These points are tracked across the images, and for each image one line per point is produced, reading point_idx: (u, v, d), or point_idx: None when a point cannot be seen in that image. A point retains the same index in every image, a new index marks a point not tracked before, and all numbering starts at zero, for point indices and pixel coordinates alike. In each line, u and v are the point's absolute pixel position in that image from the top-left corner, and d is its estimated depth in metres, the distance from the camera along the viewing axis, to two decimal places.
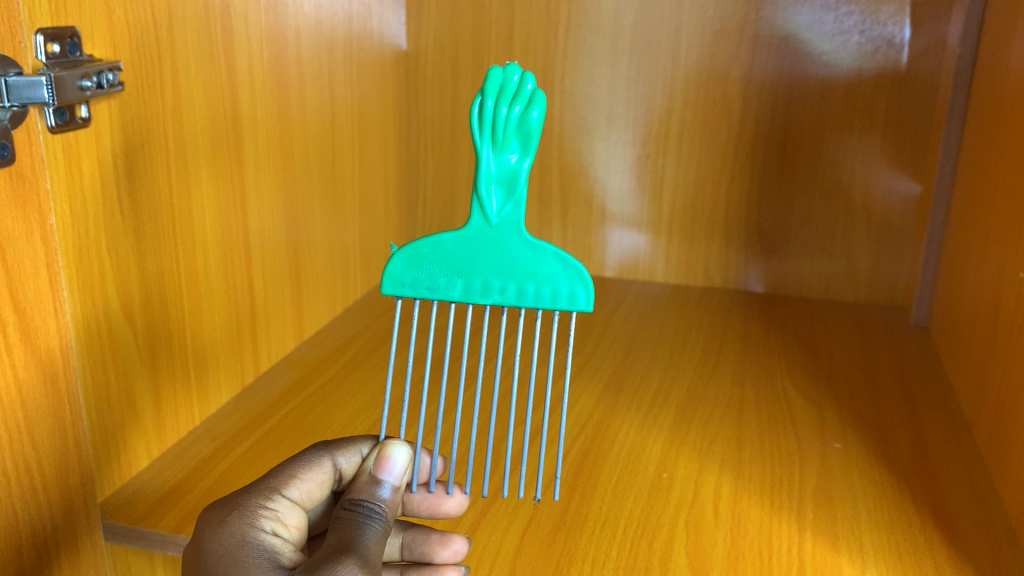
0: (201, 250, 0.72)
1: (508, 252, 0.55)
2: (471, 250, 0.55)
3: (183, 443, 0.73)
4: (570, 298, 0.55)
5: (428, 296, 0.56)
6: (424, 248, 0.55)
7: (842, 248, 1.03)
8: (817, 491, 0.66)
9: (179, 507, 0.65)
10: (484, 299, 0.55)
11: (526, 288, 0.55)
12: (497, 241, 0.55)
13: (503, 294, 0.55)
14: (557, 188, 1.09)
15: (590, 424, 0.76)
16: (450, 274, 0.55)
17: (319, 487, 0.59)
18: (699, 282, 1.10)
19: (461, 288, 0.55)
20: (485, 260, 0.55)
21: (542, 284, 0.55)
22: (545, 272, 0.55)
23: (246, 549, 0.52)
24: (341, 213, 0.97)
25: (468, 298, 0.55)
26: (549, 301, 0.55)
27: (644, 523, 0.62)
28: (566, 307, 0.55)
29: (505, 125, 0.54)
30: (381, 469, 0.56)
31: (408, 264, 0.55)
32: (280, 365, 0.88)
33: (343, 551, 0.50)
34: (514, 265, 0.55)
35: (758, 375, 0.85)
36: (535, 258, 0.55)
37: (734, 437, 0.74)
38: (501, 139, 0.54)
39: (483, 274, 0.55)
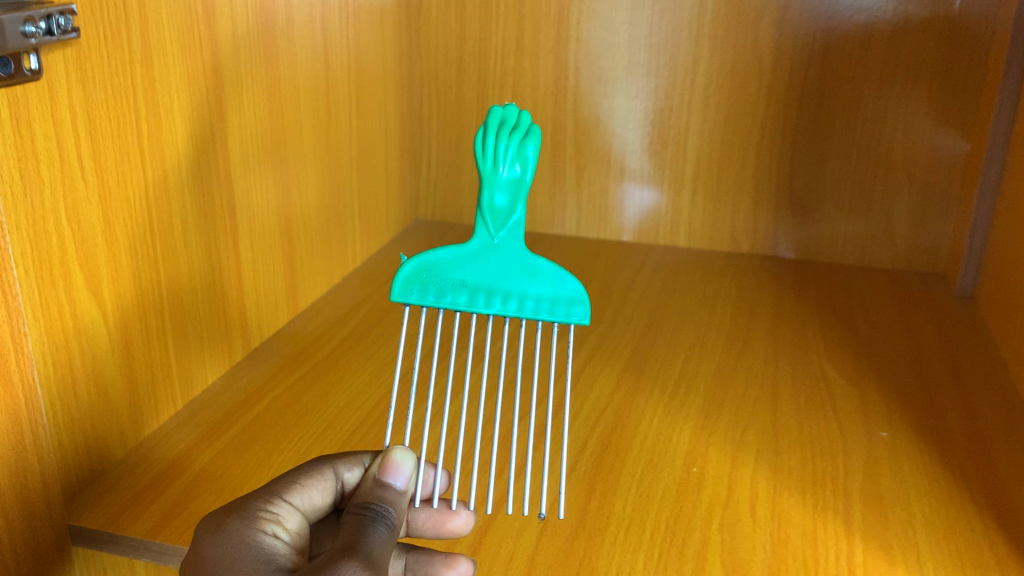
0: (178, 218, 0.65)
1: (511, 264, 0.52)
2: (476, 260, 0.52)
3: (163, 430, 0.67)
4: (568, 311, 0.52)
5: (434, 305, 0.52)
6: (431, 257, 0.52)
7: (880, 210, 0.95)
8: (865, 492, 0.59)
9: (160, 502, 0.59)
10: (485, 309, 0.52)
11: (527, 298, 0.52)
12: (502, 254, 0.52)
13: (505, 304, 0.52)
14: (571, 145, 1.01)
15: (612, 407, 0.69)
16: (455, 282, 0.52)
17: (322, 496, 0.53)
18: (724, 247, 1.01)
19: (466, 297, 0.52)
20: (488, 271, 0.52)
21: (542, 294, 0.52)
22: (547, 284, 0.52)
23: (247, 556, 0.46)
24: (337, 174, 0.89)
25: (471, 308, 0.52)
26: (548, 312, 0.52)
27: (673, 528, 0.56)
28: (563, 319, 0.52)
29: (509, 148, 0.51)
30: (388, 470, 0.50)
31: (415, 273, 0.52)
32: (273, 340, 0.82)
33: (354, 554, 0.44)
34: (517, 276, 0.52)
35: (793, 353, 0.78)
36: (534, 270, 0.52)
37: (770, 425, 0.67)
38: (508, 161, 0.51)
39: (487, 285, 0.52)
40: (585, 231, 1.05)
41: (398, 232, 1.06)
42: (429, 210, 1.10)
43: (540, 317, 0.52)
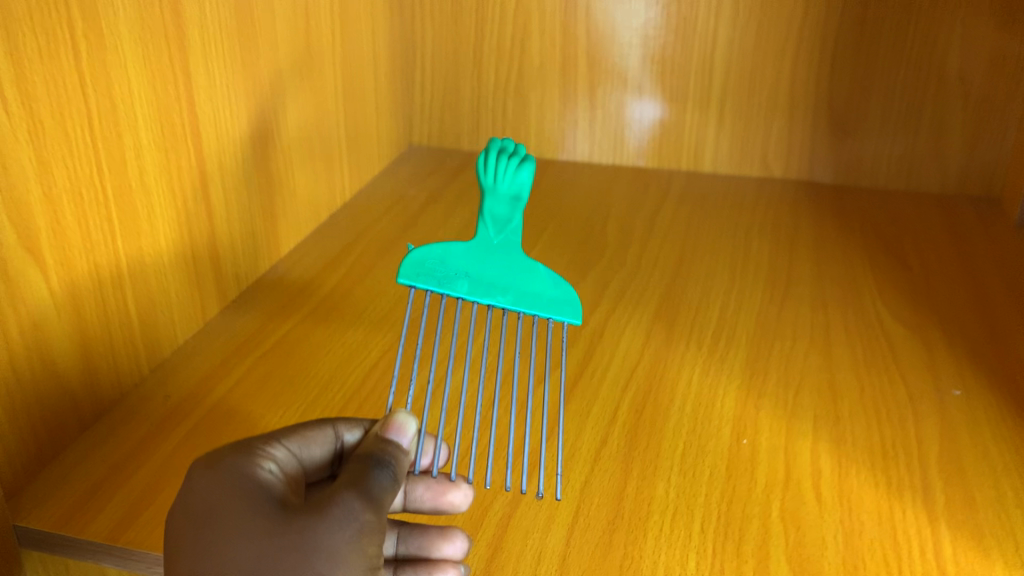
0: (132, 156, 0.55)
1: (515, 261, 0.50)
2: (476, 255, 0.49)
3: (128, 401, 0.58)
4: (566, 309, 0.49)
5: (437, 289, 0.49)
6: (438, 248, 0.50)
7: (931, 129, 0.85)
8: (946, 466, 0.51)
9: (121, 495, 0.50)
10: (489, 299, 0.49)
11: (529, 292, 0.49)
12: (504, 252, 0.50)
13: (507, 296, 0.49)
14: (584, 59, 0.90)
15: (644, 366, 0.60)
16: (455, 273, 0.49)
17: (320, 450, 0.47)
18: (754, 172, 0.91)
19: (469, 286, 0.49)
20: (492, 266, 0.49)
21: (544, 289, 0.49)
22: (548, 281, 0.50)
23: (243, 496, 0.40)
24: (321, 97, 0.78)
25: (474, 296, 0.49)
26: (548, 306, 0.49)
27: (727, 515, 0.47)
28: (562, 316, 0.49)
29: (512, 161, 0.50)
30: (390, 427, 0.44)
31: (421, 259, 0.49)
32: (252, 288, 0.71)
33: (365, 504, 0.39)
34: (521, 272, 0.49)
35: (843, 296, 0.69)
36: (537, 268, 0.50)
37: (826, 384, 0.58)
38: (512, 174, 0.50)
39: (490, 276, 0.49)
40: (599, 157, 0.95)
41: (391, 161, 0.95)
42: (425, 135, 0.99)
43: (540, 313, 0.49)
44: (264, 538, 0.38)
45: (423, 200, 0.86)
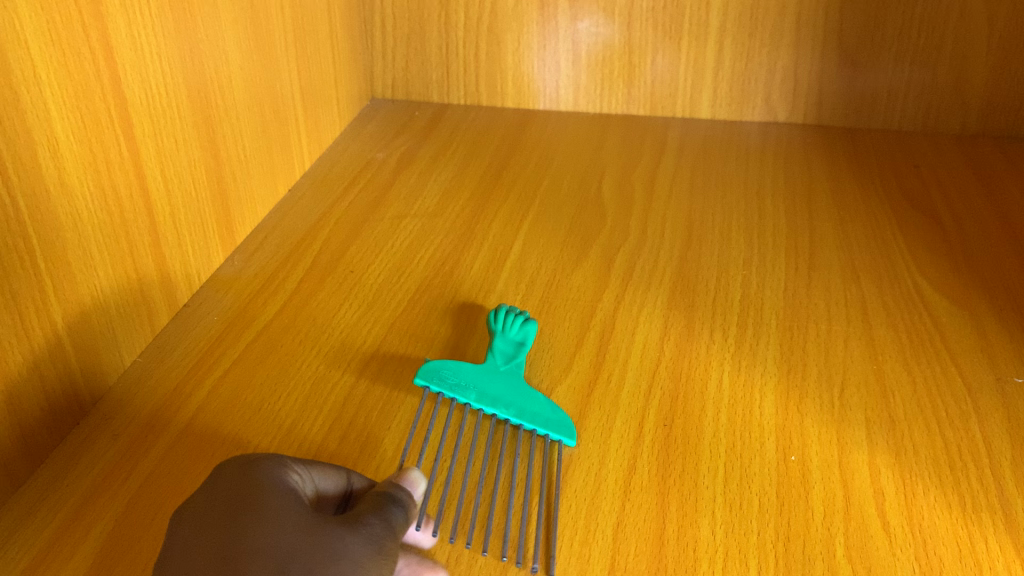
0: (47, 158, 0.45)
1: (519, 389, 0.50)
2: (486, 375, 0.51)
3: (72, 444, 0.49)
4: (561, 425, 0.48)
5: (449, 391, 0.50)
6: (452, 365, 0.51)
7: (954, 61, 0.76)
8: (1023, 477, 0.45)
9: (69, 575, 0.42)
10: (493, 406, 0.49)
11: (529, 408, 0.49)
12: (509, 377, 0.51)
13: (510, 407, 0.49)
14: None
15: (666, 365, 0.53)
16: (465, 385, 0.50)
17: (335, 487, 0.41)
18: (756, 115, 0.83)
19: (476, 395, 0.49)
20: (499, 387, 0.50)
21: (543, 407, 0.49)
22: (548, 403, 0.49)
23: (265, 497, 0.37)
24: (270, 55, 0.67)
25: (480, 404, 0.49)
26: (545, 418, 0.48)
27: (787, 558, 0.41)
28: (556, 429, 0.47)
29: (519, 316, 0.55)
30: (400, 476, 0.42)
31: (437, 369, 0.51)
32: (207, 290, 0.62)
33: (385, 528, 0.38)
34: (523, 395, 0.50)
35: (875, 264, 0.61)
36: (538, 395, 0.50)
37: (873, 377, 0.51)
38: (520, 327, 0.54)
39: (496, 394, 0.50)
40: (585, 103, 0.86)
41: (354, 117, 0.85)
42: (388, 86, 0.88)
43: (540, 428, 0.47)
44: (299, 531, 0.35)
45: (394, 165, 0.77)
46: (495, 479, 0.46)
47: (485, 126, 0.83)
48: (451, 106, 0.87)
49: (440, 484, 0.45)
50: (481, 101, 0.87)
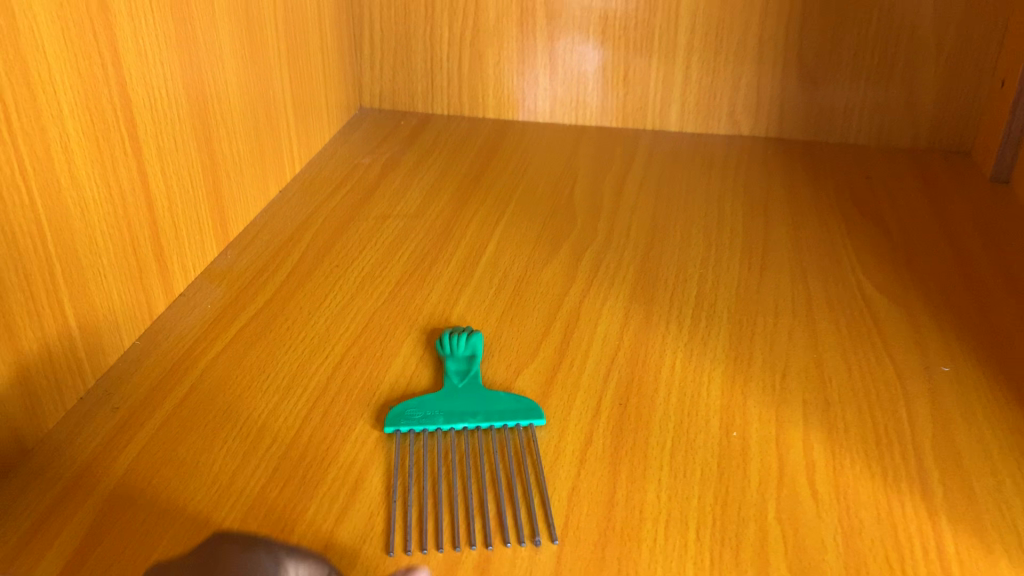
0: (59, 151, 0.49)
1: (477, 397, 0.53)
2: (446, 396, 0.53)
3: (73, 416, 0.53)
4: (526, 415, 0.51)
5: (418, 426, 0.51)
6: (410, 401, 0.52)
7: (904, 80, 0.82)
8: (940, 453, 0.49)
9: (69, 531, 0.45)
10: (463, 423, 0.51)
11: (494, 412, 0.51)
12: (468, 389, 0.53)
13: (477, 418, 0.51)
14: (542, 13, 0.85)
15: (624, 353, 0.57)
16: (430, 413, 0.51)
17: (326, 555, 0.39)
18: (721, 129, 0.88)
19: (443, 418, 0.51)
20: (459, 403, 0.52)
21: (505, 407, 0.52)
22: (507, 403, 0.52)
23: None
24: (263, 64, 0.72)
25: (450, 424, 0.51)
26: (511, 417, 0.51)
27: (723, 519, 0.45)
28: (523, 420, 0.51)
29: (462, 333, 0.57)
30: None
31: (399, 410, 0.52)
32: (201, 281, 0.66)
33: None
34: (483, 403, 0.52)
35: (823, 265, 0.66)
36: (496, 398, 0.52)
37: (812, 365, 0.56)
38: (466, 343, 0.56)
39: (459, 408, 0.52)
40: (561, 115, 0.90)
41: (341, 125, 0.89)
42: (375, 97, 0.93)
43: (509, 420, 0.51)
44: None
45: (378, 170, 0.81)
46: (468, 450, 0.49)
47: (467, 136, 0.87)
48: (435, 117, 0.92)
49: (416, 453, 0.50)
50: (463, 112, 0.92)
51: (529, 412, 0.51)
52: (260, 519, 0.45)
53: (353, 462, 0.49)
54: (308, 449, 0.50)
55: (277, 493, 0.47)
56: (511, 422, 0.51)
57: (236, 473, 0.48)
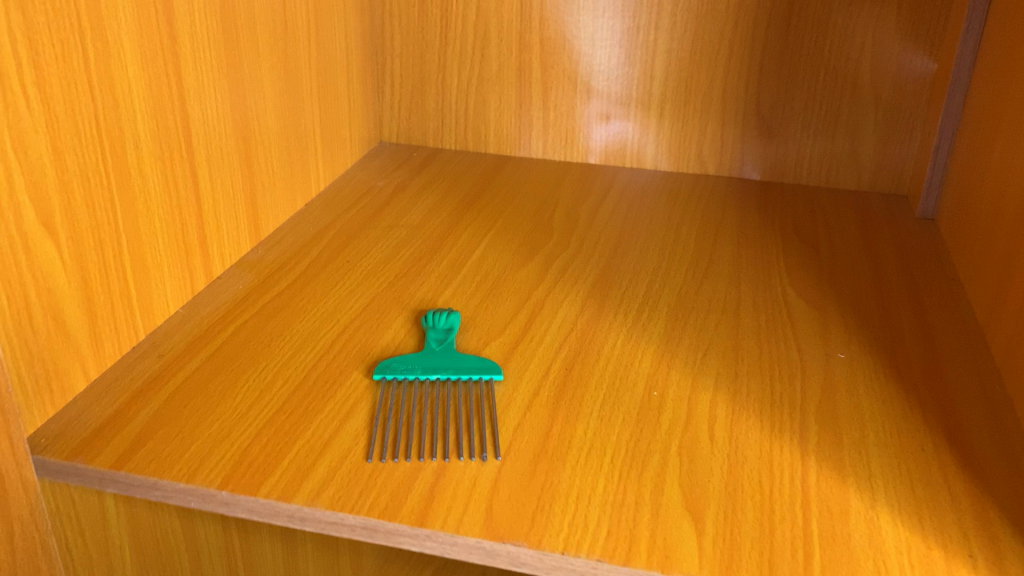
0: (132, 148, 0.63)
1: (450, 356, 0.65)
2: (425, 355, 0.65)
3: (126, 360, 0.65)
4: (488, 371, 0.64)
5: (400, 374, 0.63)
6: (396, 357, 0.65)
7: (847, 130, 0.94)
8: (822, 413, 0.60)
9: (120, 439, 0.57)
10: (436, 374, 0.63)
11: (462, 367, 0.64)
12: (443, 351, 0.66)
13: (447, 371, 0.63)
14: (538, 65, 0.99)
15: (576, 333, 0.69)
16: (411, 366, 0.64)
17: None
18: (691, 169, 1.01)
19: (421, 370, 0.64)
20: (435, 360, 0.65)
21: (471, 364, 0.64)
22: (473, 361, 0.65)
23: None
24: (298, 96, 0.86)
25: (426, 374, 0.63)
26: (475, 371, 0.63)
27: (634, 451, 0.57)
28: (485, 374, 0.63)
29: (444, 312, 0.70)
30: None
31: (386, 363, 0.64)
32: (235, 269, 0.79)
33: None
34: (454, 360, 0.65)
35: (756, 276, 0.78)
36: (465, 357, 0.65)
37: (730, 347, 0.68)
38: (446, 319, 0.69)
39: (434, 364, 0.64)
40: (552, 153, 1.04)
41: (362, 154, 1.04)
42: (394, 132, 1.08)
43: (474, 373, 0.63)
44: None
45: (390, 191, 0.95)
46: (440, 396, 0.62)
47: (469, 167, 1.01)
48: (444, 150, 1.06)
49: (398, 394, 0.62)
50: (468, 147, 1.06)
51: (490, 369, 0.64)
52: (270, 435, 0.57)
53: (346, 400, 0.61)
54: (312, 390, 0.62)
55: (285, 418, 0.59)
56: (475, 375, 0.63)
57: (253, 406, 0.61)
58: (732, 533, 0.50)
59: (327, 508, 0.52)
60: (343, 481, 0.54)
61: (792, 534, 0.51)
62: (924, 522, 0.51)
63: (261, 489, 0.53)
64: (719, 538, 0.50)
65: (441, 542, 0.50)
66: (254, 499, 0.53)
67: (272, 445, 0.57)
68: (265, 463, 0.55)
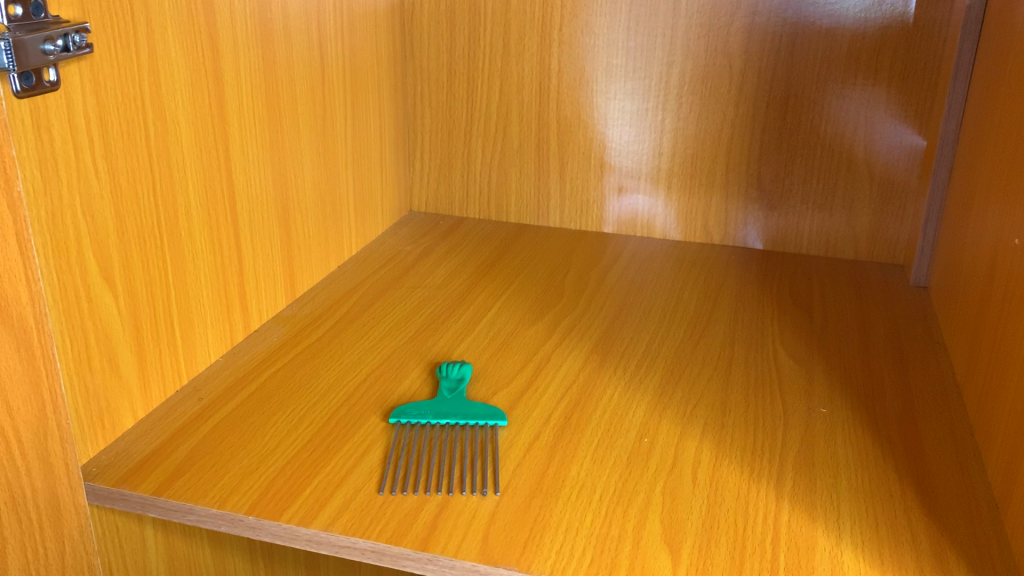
0: (183, 213, 0.71)
1: (459, 403, 0.72)
2: (437, 402, 0.72)
3: (170, 402, 0.73)
4: (492, 416, 0.70)
5: (413, 418, 0.70)
6: (410, 403, 0.72)
7: (843, 204, 1.00)
8: (798, 460, 0.66)
9: (161, 469, 0.64)
10: (446, 418, 0.70)
11: (469, 412, 0.70)
12: (453, 398, 0.72)
13: (455, 415, 0.70)
14: (555, 141, 1.08)
15: (576, 386, 0.75)
16: (424, 411, 0.70)
17: None
18: (698, 239, 1.07)
19: (431, 414, 0.70)
20: (445, 405, 0.71)
21: (478, 410, 0.71)
22: (480, 407, 0.71)
23: None
24: (334, 169, 0.95)
25: (436, 418, 0.70)
26: (481, 416, 0.70)
27: (622, 490, 0.62)
28: (490, 419, 0.69)
29: (457, 364, 0.77)
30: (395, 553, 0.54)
31: (401, 408, 0.71)
32: (271, 323, 0.87)
33: None
34: (462, 406, 0.71)
35: (750, 336, 0.84)
36: (473, 404, 0.71)
37: (719, 401, 0.73)
38: (459, 370, 0.76)
39: (444, 409, 0.71)
40: (568, 222, 1.11)
41: (392, 222, 1.12)
42: (423, 201, 1.16)
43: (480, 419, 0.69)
44: None
45: (416, 255, 1.03)
46: (448, 437, 0.68)
47: (490, 234, 1.09)
48: (468, 219, 1.14)
49: (410, 435, 0.68)
50: (490, 216, 1.14)
51: (495, 415, 0.70)
52: (293, 471, 0.64)
53: (364, 441, 0.68)
54: (333, 432, 0.69)
55: (307, 455, 0.66)
56: (482, 420, 0.69)
57: (280, 445, 0.67)
58: (704, 564, 0.55)
59: (341, 532, 0.58)
60: (356, 510, 0.60)
61: (760, 565, 0.55)
62: (885, 559, 0.56)
63: (283, 516, 0.59)
64: (692, 567, 0.55)
65: (440, 565, 0.56)
66: (276, 523, 0.59)
67: (295, 478, 0.63)
68: (289, 494, 0.62)
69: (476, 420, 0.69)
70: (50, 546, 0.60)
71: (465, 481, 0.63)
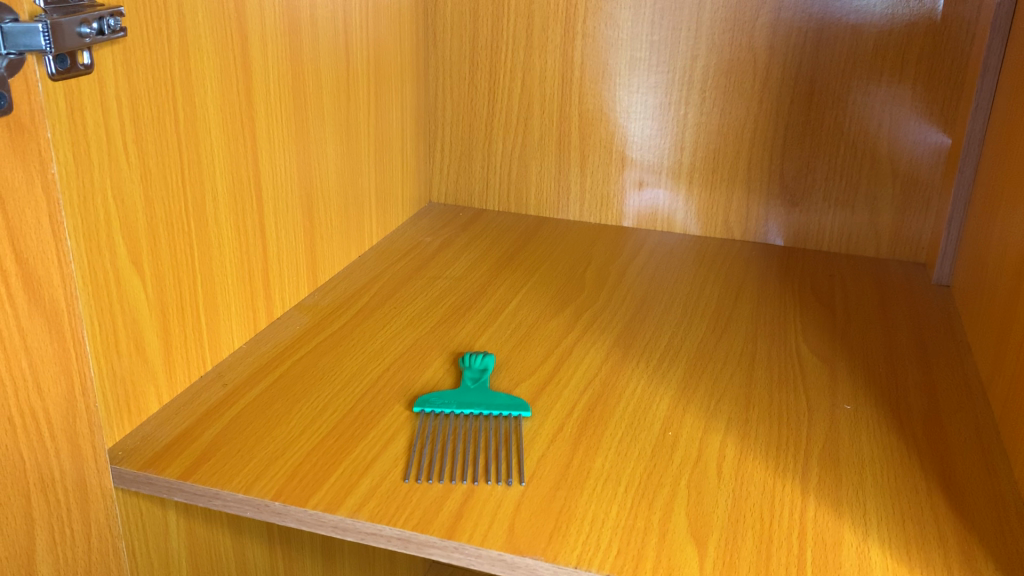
0: (210, 200, 0.71)
1: (482, 393, 0.72)
2: (461, 392, 0.72)
3: (194, 388, 0.73)
4: (516, 407, 0.70)
5: (438, 408, 0.70)
6: (434, 393, 0.72)
7: (866, 201, 1.00)
8: (823, 456, 0.65)
9: (186, 455, 0.64)
10: (470, 408, 0.70)
11: (493, 402, 0.70)
12: (477, 389, 0.72)
13: (479, 405, 0.70)
14: (576, 134, 1.08)
15: (599, 379, 0.75)
16: (448, 401, 0.70)
17: None
18: (718, 235, 1.07)
19: (456, 403, 0.70)
20: (469, 395, 0.71)
21: (501, 400, 0.71)
22: (503, 398, 0.71)
23: None
24: (357, 158, 0.95)
25: (460, 408, 0.70)
26: (505, 407, 0.70)
27: (646, 483, 0.62)
28: (514, 410, 0.70)
29: (480, 355, 0.77)
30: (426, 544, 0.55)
31: (425, 398, 0.71)
32: (293, 311, 0.87)
33: None
34: (486, 396, 0.71)
35: (772, 332, 0.84)
36: (496, 395, 0.71)
37: (742, 396, 0.73)
38: (481, 360, 0.76)
39: (468, 399, 0.71)
40: (587, 216, 1.11)
41: (412, 214, 1.12)
42: (442, 193, 1.16)
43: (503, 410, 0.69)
44: None
45: (437, 246, 1.03)
46: (473, 428, 0.68)
47: (510, 226, 1.09)
48: (488, 211, 1.14)
49: (434, 424, 0.68)
50: (510, 209, 1.14)
51: (518, 406, 0.70)
52: (318, 459, 0.64)
53: (388, 429, 0.68)
54: (357, 420, 0.69)
55: (332, 442, 0.66)
56: (506, 412, 0.69)
57: (304, 434, 0.67)
58: (731, 557, 0.55)
59: (367, 519, 0.58)
60: (382, 497, 0.60)
61: (787, 560, 0.55)
62: (912, 556, 0.56)
63: (309, 502, 0.60)
64: (719, 561, 0.55)
65: (466, 553, 0.56)
66: (303, 509, 0.59)
67: (320, 465, 0.63)
68: (314, 480, 0.62)
69: (500, 411, 0.69)
70: (76, 528, 0.60)
71: (490, 471, 0.63)
